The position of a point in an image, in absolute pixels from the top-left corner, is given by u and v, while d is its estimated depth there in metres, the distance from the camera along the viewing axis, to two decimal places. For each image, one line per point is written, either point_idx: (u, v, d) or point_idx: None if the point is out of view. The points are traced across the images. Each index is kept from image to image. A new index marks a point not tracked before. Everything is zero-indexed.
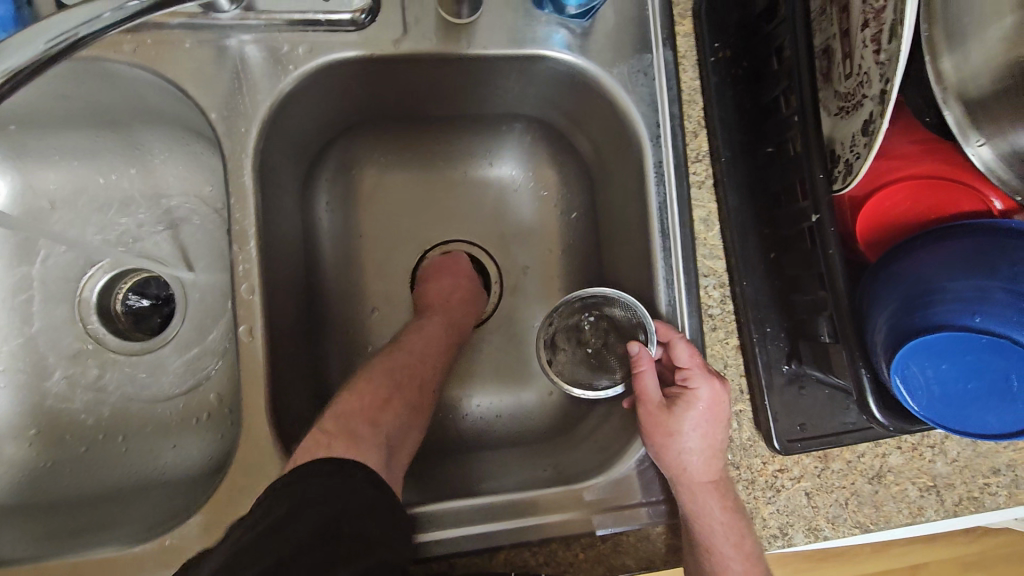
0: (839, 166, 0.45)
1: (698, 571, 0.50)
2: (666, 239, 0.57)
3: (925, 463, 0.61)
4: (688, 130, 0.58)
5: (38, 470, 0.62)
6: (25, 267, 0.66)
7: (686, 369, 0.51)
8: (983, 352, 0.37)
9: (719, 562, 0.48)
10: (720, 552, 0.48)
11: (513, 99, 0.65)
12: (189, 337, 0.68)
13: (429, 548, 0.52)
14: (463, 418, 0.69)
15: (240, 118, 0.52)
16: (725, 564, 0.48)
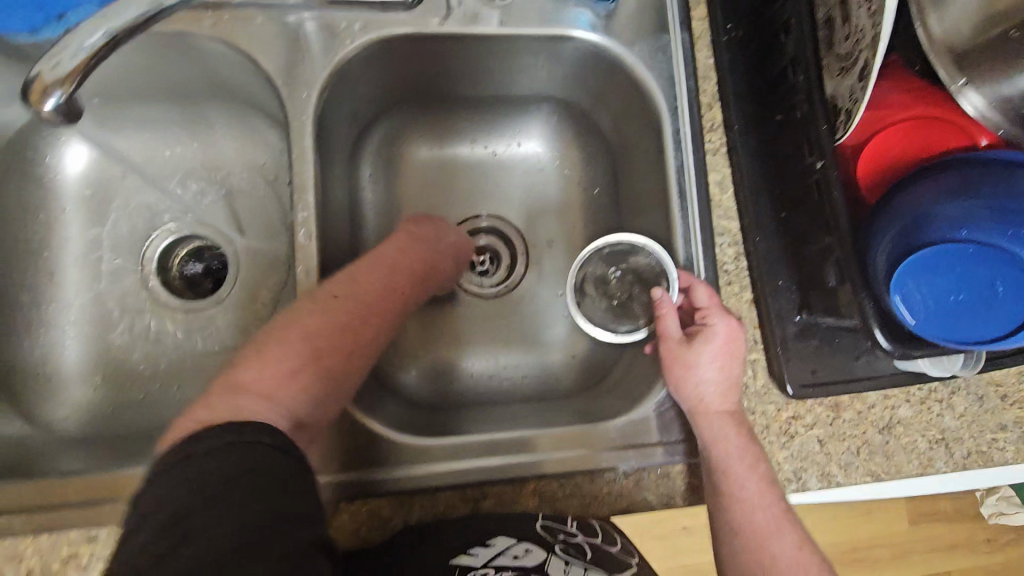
0: (841, 117, 0.50)
1: (714, 493, 0.53)
2: (685, 201, 0.62)
3: (933, 416, 0.64)
4: (703, 102, 0.64)
5: (102, 412, 0.67)
6: (97, 229, 0.72)
7: (705, 309, 0.55)
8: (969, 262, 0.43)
9: (735, 482, 0.52)
10: (735, 473, 0.52)
11: (541, 80, 0.71)
12: (241, 297, 0.74)
13: (464, 475, 0.56)
14: (492, 377, 0.73)
15: (301, 85, 0.59)
16: (740, 483, 0.52)
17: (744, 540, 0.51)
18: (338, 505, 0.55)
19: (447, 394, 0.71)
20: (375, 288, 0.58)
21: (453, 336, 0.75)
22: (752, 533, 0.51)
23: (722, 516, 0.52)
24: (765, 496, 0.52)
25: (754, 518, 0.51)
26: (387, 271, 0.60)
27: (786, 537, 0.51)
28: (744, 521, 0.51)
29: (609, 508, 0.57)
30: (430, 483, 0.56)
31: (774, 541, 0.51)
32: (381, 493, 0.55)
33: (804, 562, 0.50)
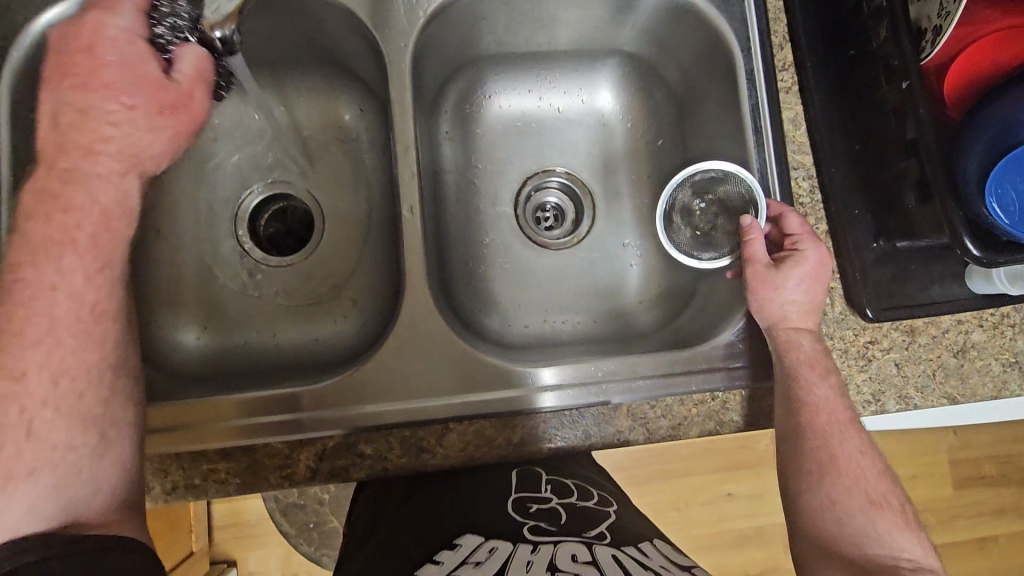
0: (926, 37, 0.52)
1: (784, 398, 0.56)
2: (760, 137, 0.65)
3: (1006, 341, 0.65)
4: (775, 43, 0.66)
5: (208, 355, 0.70)
6: (192, 188, 0.75)
7: (796, 235, 0.58)
8: None
9: (805, 388, 0.55)
10: (806, 380, 0.55)
11: (608, 30, 0.75)
12: (326, 250, 0.77)
13: (563, 399, 0.59)
14: (567, 321, 0.76)
15: (398, 36, 0.65)
16: (811, 389, 0.55)
17: (808, 439, 0.54)
18: (446, 425, 0.58)
19: (526, 336, 0.75)
20: (48, 316, 0.47)
21: (528, 284, 0.78)
22: (817, 434, 0.54)
23: (786, 416, 0.55)
24: (834, 405, 0.55)
25: (818, 419, 0.54)
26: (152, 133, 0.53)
27: (850, 440, 0.54)
28: (810, 422, 0.54)
29: (698, 428, 0.61)
30: (529, 407, 0.59)
31: (838, 442, 0.54)
32: (485, 415, 0.58)
33: (866, 464, 0.54)
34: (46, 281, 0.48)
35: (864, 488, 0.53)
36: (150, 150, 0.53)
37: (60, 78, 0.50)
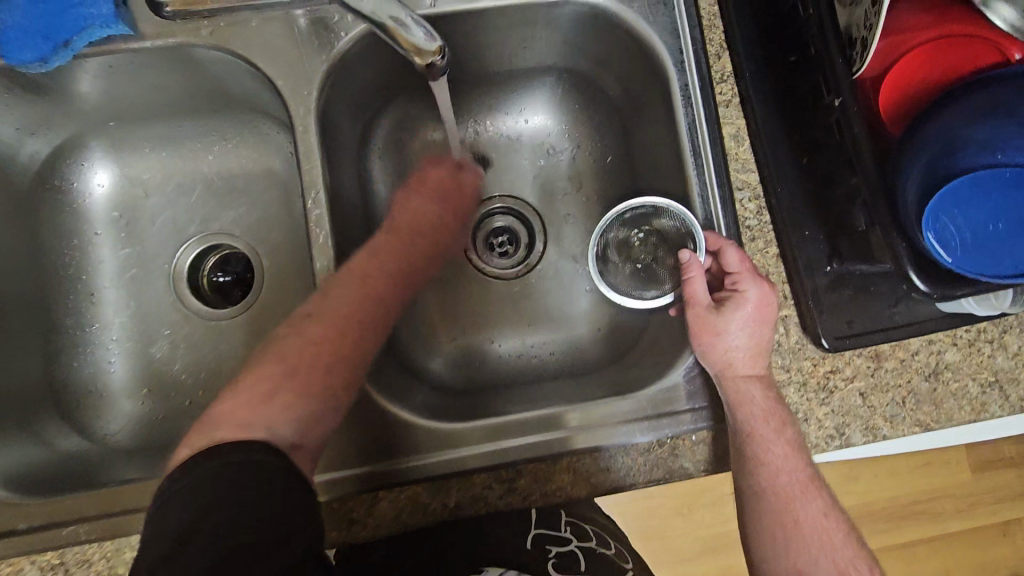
0: (857, 48, 0.46)
1: (738, 456, 0.52)
2: (698, 158, 0.60)
3: (983, 358, 0.60)
4: (711, 52, 0.61)
5: (153, 421, 0.70)
6: (129, 249, 0.75)
7: (736, 273, 0.53)
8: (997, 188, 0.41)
9: (761, 445, 0.51)
10: (761, 436, 0.51)
11: (541, 51, 0.70)
12: (268, 301, 0.75)
13: (496, 457, 0.56)
14: (521, 357, 0.73)
15: (303, 83, 0.58)
16: (765, 446, 0.51)
17: (767, 504, 0.51)
18: (377, 494, 0.56)
19: (477, 378, 0.71)
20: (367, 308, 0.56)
21: (477, 319, 0.75)
22: (776, 496, 0.51)
23: (744, 477, 0.52)
24: (790, 460, 0.51)
25: (778, 481, 0.51)
26: (393, 242, 0.62)
27: (811, 503, 0.51)
28: (769, 485, 0.51)
29: (646, 477, 0.57)
30: (462, 468, 0.56)
31: (799, 506, 0.51)
32: (417, 482, 0.56)
33: (830, 528, 0.51)
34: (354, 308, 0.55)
35: (829, 555, 0.50)
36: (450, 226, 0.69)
37: (434, 192, 0.68)
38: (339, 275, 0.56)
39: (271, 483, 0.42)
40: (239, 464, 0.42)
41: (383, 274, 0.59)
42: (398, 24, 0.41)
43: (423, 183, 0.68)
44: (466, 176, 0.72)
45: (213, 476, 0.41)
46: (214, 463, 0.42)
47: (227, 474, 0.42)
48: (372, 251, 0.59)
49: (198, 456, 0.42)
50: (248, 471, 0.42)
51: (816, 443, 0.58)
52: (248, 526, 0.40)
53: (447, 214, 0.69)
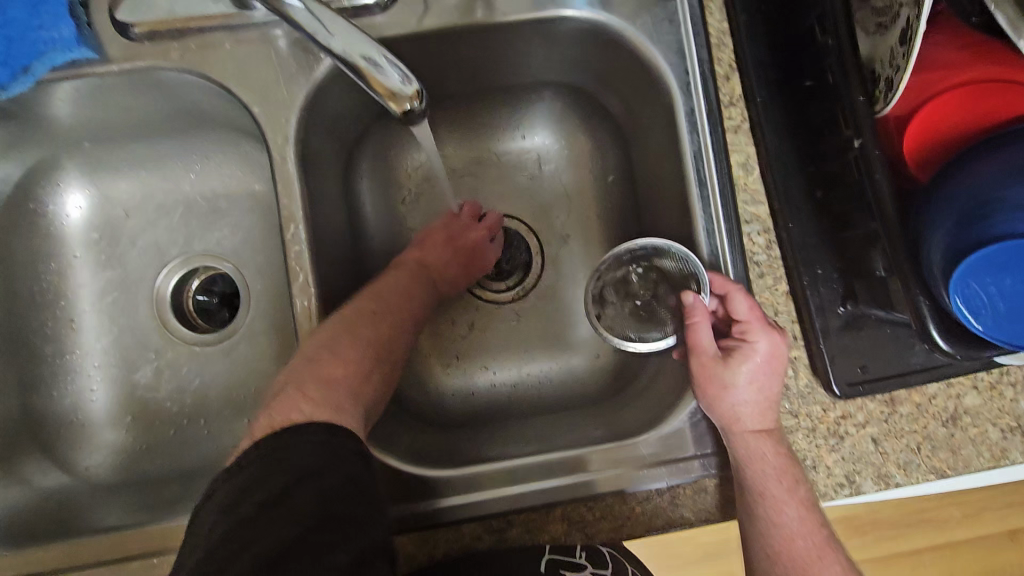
0: (881, 86, 0.43)
1: (749, 517, 0.51)
2: (704, 188, 0.55)
3: (1005, 403, 0.56)
4: (719, 74, 0.57)
5: (135, 452, 0.68)
6: (109, 272, 0.72)
7: (744, 322, 0.52)
8: None
9: (773, 507, 0.50)
10: (773, 496, 0.50)
11: (538, 67, 0.66)
12: (254, 326, 0.72)
13: (484, 505, 0.54)
14: (515, 386, 0.70)
15: (280, 109, 0.55)
16: (778, 508, 0.50)
17: (783, 569, 0.51)
18: None
19: (469, 408, 0.69)
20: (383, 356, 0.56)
21: (470, 345, 0.72)
22: (794, 564, 0.50)
23: (759, 540, 0.51)
24: (804, 520, 0.50)
25: (794, 546, 0.50)
26: (406, 293, 0.61)
27: (830, 567, 0.50)
28: (784, 549, 0.51)
29: (644, 527, 0.54)
30: (450, 516, 0.54)
31: (818, 574, 0.50)
32: (403, 531, 0.53)
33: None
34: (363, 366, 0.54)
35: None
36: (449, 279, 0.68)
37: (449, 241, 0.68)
38: (356, 312, 0.56)
39: (336, 461, 0.43)
40: (306, 443, 0.43)
41: (390, 336, 0.57)
42: (372, 65, 0.39)
43: (431, 248, 0.67)
44: (478, 235, 0.70)
45: (288, 452, 0.42)
46: (291, 442, 0.43)
47: (305, 452, 0.43)
48: (383, 303, 0.58)
49: (281, 432, 0.44)
50: (314, 451, 0.43)
51: (825, 492, 0.55)
52: (312, 499, 0.40)
53: (455, 270, 0.68)
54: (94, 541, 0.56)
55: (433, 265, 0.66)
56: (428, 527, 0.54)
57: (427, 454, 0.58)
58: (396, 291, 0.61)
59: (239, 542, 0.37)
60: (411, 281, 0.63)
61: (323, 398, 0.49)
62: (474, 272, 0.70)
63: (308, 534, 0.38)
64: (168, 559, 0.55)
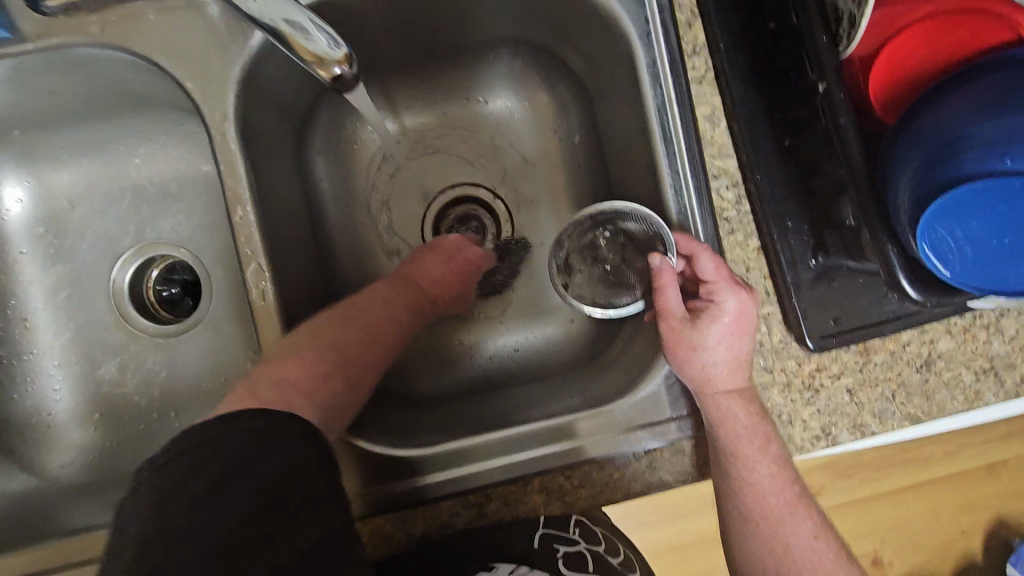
0: (843, 24, 0.41)
1: (723, 476, 0.51)
2: (670, 144, 0.53)
3: (979, 345, 0.56)
4: (681, 21, 0.54)
5: (106, 451, 0.67)
6: (60, 267, 0.69)
7: (712, 283, 0.50)
8: (1017, 200, 0.34)
9: (746, 465, 0.50)
10: (745, 455, 0.50)
11: (493, 22, 0.63)
12: (218, 314, 0.70)
13: (462, 482, 0.53)
14: (491, 357, 0.69)
15: (215, 82, 0.52)
16: (750, 466, 0.50)
17: (755, 526, 0.51)
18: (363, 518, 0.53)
19: (446, 382, 0.67)
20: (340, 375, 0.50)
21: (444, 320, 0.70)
22: (764, 521, 0.51)
23: (732, 498, 0.52)
24: (777, 477, 0.51)
25: (766, 503, 0.51)
26: (386, 303, 0.58)
27: (801, 524, 0.51)
28: (757, 506, 0.51)
29: (623, 492, 0.54)
30: (430, 494, 0.53)
31: (790, 529, 0.51)
32: (382, 511, 0.53)
33: (820, 550, 0.50)
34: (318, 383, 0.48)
35: None
36: (426, 280, 0.62)
37: (447, 258, 0.65)
38: (330, 319, 0.53)
39: (276, 448, 0.38)
40: (241, 430, 0.37)
41: (360, 330, 0.53)
42: (294, 29, 0.37)
43: (424, 264, 0.63)
44: (473, 252, 0.67)
45: (219, 447, 0.36)
46: (219, 436, 0.36)
47: (243, 446, 0.36)
48: (359, 318, 0.54)
49: (213, 427, 0.37)
50: (250, 445, 0.36)
51: (801, 445, 0.55)
52: (252, 492, 0.35)
53: (439, 286, 0.63)
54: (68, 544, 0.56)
55: (426, 284, 0.62)
56: (405, 507, 0.53)
57: (402, 432, 0.57)
58: (375, 301, 0.57)
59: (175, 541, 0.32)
60: (393, 291, 0.59)
61: (274, 397, 0.45)
62: (464, 289, 0.66)
63: (246, 529, 0.34)
64: None
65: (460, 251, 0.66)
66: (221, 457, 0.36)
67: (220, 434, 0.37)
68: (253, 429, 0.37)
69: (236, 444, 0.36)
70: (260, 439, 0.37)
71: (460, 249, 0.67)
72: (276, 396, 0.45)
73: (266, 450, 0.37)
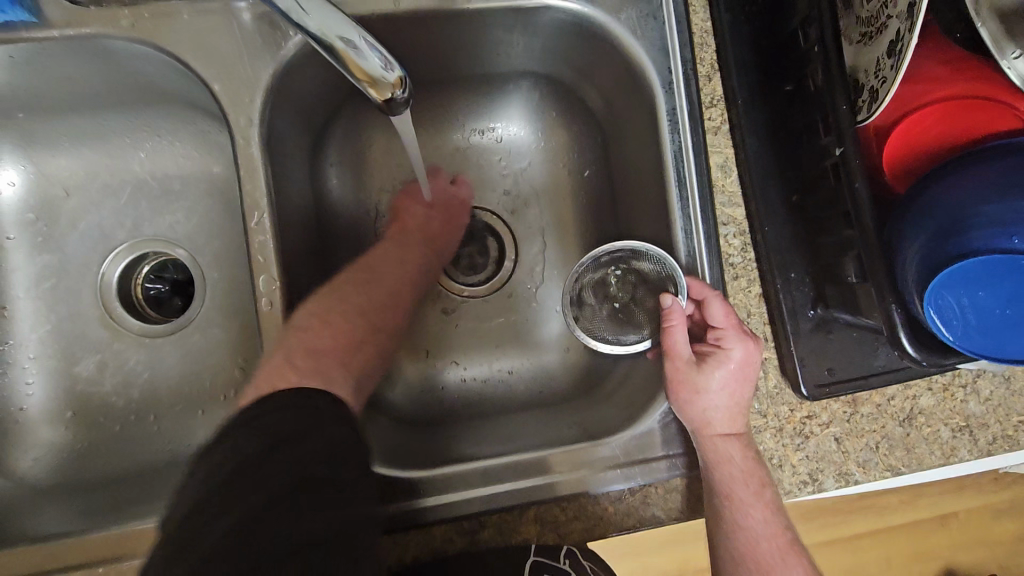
0: (864, 95, 0.44)
1: (716, 518, 0.52)
2: (683, 188, 0.55)
3: (957, 403, 0.59)
4: (701, 73, 0.57)
5: (78, 451, 0.64)
6: (47, 255, 0.66)
7: (720, 329, 0.53)
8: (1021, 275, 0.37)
9: (740, 509, 0.51)
10: (739, 498, 0.51)
11: (516, 55, 0.64)
12: (209, 317, 0.68)
13: (457, 507, 0.53)
14: (485, 382, 0.69)
15: (243, 88, 0.52)
16: (744, 510, 0.51)
17: (747, 570, 0.52)
18: (409, 532, 0.52)
19: (440, 404, 0.67)
20: (357, 341, 0.57)
21: (441, 341, 0.70)
22: (756, 565, 0.52)
23: (724, 542, 0.52)
24: (769, 521, 0.52)
25: (757, 548, 0.52)
26: (396, 263, 0.64)
27: (792, 570, 0.52)
28: (749, 550, 0.52)
29: (617, 526, 0.54)
30: (424, 519, 0.52)
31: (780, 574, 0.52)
32: (390, 531, 0.52)
33: None
34: (333, 365, 0.53)
35: None
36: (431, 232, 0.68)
37: (432, 211, 0.68)
38: (345, 283, 0.59)
39: (321, 428, 0.42)
40: (286, 411, 0.42)
41: (371, 297, 0.59)
42: (350, 48, 0.38)
43: (411, 218, 0.67)
44: (461, 193, 0.70)
45: (264, 422, 0.40)
46: (279, 409, 0.41)
47: (289, 413, 0.42)
48: (374, 279, 0.61)
49: (258, 407, 0.42)
50: (301, 414, 0.42)
51: (790, 489, 0.56)
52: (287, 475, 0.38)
53: (437, 227, 0.68)
54: (33, 551, 0.52)
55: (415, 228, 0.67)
56: (398, 529, 0.52)
57: (398, 455, 0.56)
58: (387, 258, 0.64)
59: (242, 477, 0.36)
60: (394, 248, 0.65)
61: (313, 367, 0.50)
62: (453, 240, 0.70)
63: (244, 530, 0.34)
64: (115, 568, 0.52)
65: (450, 212, 0.70)
66: (282, 409, 0.42)
67: (278, 410, 0.41)
68: (296, 403, 0.43)
69: (286, 420, 0.41)
70: (295, 410, 0.42)
71: (450, 207, 0.70)
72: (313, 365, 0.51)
73: (309, 426, 0.42)
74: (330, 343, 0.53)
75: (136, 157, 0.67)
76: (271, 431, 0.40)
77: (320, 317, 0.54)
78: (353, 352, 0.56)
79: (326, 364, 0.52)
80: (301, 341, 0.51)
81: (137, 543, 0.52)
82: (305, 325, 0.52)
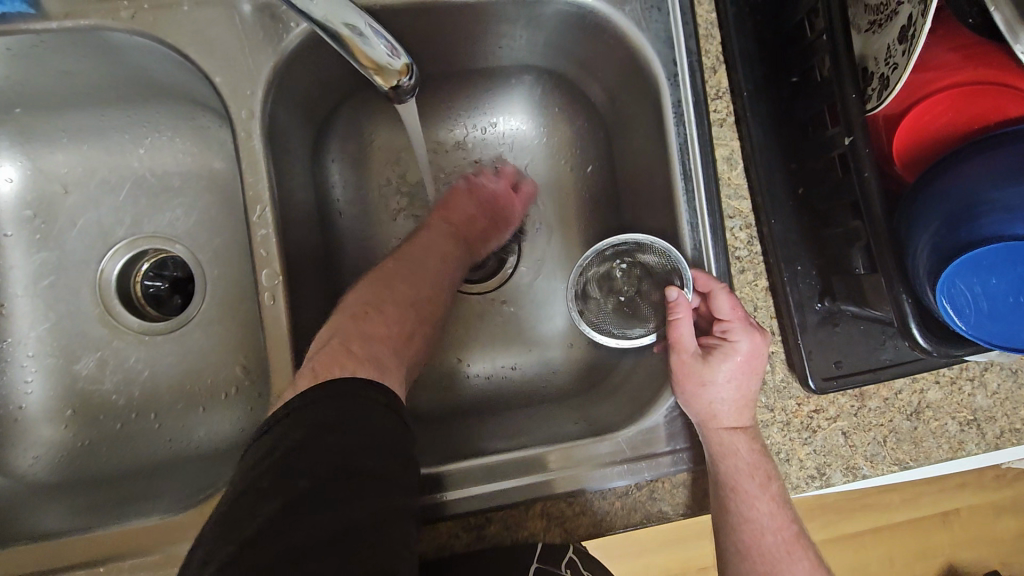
0: (873, 83, 0.44)
1: (722, 513, 0.52)
2: (689, 181, 0.55)
3: (965, 397, 0.58)
4: (706, 65, 0.57)
5: (77, 450, 0.63)
6: (46, 253, 0.66)
7: (726, 321, 0.52)
8: None
9: (747, 503, 0.51)
10: (746, 492, 0.51)
11: (518, 48, 0.64)
12: (210, 315, 0.67)
13: (462, 504, 0.52)
14: (489, 379, 0.68)
15: (245, 80, 0.51)
16: (751, 504, 0.51)
17: (753, 565, 0.51)
18: (414, 530, 0.52)
19: (443, 401, 0.66)
20: (405, 344, 0.56)
21: (443, 338, 0.70)
22: (762, 559, 0.51)
23: (730, 537, 0.52)
24: (776, 516, 0.51)
25: (764, 542, 0.51)
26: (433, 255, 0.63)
27: (798, 564, 0.51)
28: (755, 545, 0.51)
29: (623, 522, 0.53)
30: (428, 516, 0.51)
31: (786, 569, 0.51)
32: None
33: None
34: (382, 364, 0.51)
35: None
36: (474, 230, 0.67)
37: (484, 205, 0.68)
38: (392, 270, 0.60)
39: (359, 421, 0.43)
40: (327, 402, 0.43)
41: (415, 284, 0.59)
42: (355, 35, 0.37)
43: (456, 204, 0.67)
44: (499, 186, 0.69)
45: (304, 414, 0.42)
46: (315, 400, 0.43)
47: (330, 405, 0.43)
48: (413, 267, 0.60)
49: (313, 390, 0.44)
50: (341, 406, 0.43)
51: (797, 484, 0.56)
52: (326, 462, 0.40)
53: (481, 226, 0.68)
54: (31, 550, 0.52)
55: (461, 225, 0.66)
56: None
57: None
58: (421, 252, 0.62)
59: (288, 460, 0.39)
60: (437, 238, 0.64)
61: (367, 356, 0.51)
62: (497, 227, 0.69)
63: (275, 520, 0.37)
64: (116, 567, 0.51)
65: (490, 202, 0.68)
66: (340, 396, 0.44)
67: (324, 396, 0.43)
68: (350, 389, 0.45)
69: (323, 410, 0.42)
70: (343, 401, 0.43)
71: (489, 197, 0.68)
72: (367, 352, 0.51)
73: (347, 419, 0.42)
74: (393, 335, 0.55)
75: (135, 153, 0.66)
76: (310, 420, 0.41)
77: (373, 311, 0.55)
78: (403, 353, 0.55)
79: (383, 354, 0.53)
80: (355, 326, 0.53)
81: (137, 542, 0.52)
82: (362, 314, 0.55)
